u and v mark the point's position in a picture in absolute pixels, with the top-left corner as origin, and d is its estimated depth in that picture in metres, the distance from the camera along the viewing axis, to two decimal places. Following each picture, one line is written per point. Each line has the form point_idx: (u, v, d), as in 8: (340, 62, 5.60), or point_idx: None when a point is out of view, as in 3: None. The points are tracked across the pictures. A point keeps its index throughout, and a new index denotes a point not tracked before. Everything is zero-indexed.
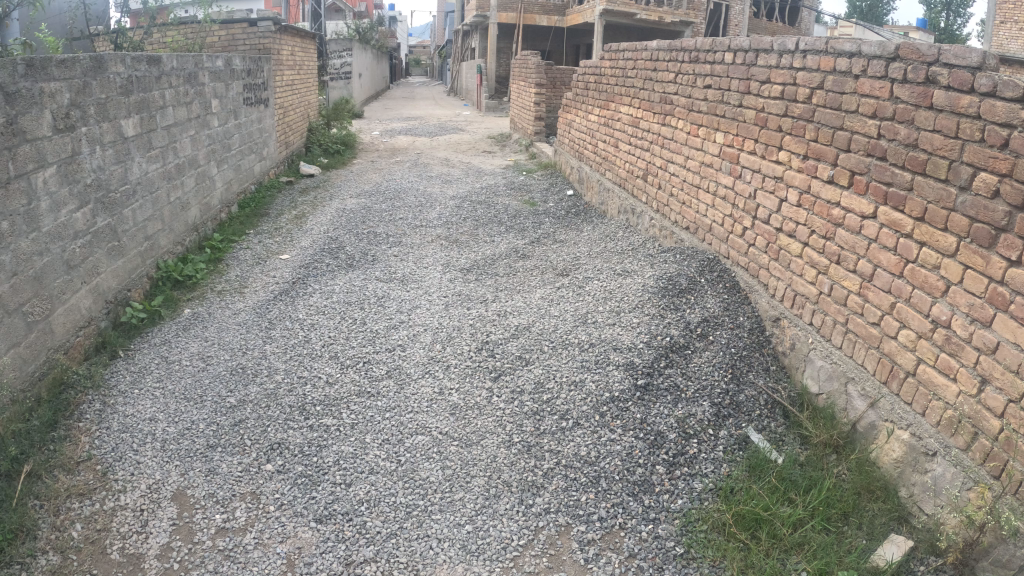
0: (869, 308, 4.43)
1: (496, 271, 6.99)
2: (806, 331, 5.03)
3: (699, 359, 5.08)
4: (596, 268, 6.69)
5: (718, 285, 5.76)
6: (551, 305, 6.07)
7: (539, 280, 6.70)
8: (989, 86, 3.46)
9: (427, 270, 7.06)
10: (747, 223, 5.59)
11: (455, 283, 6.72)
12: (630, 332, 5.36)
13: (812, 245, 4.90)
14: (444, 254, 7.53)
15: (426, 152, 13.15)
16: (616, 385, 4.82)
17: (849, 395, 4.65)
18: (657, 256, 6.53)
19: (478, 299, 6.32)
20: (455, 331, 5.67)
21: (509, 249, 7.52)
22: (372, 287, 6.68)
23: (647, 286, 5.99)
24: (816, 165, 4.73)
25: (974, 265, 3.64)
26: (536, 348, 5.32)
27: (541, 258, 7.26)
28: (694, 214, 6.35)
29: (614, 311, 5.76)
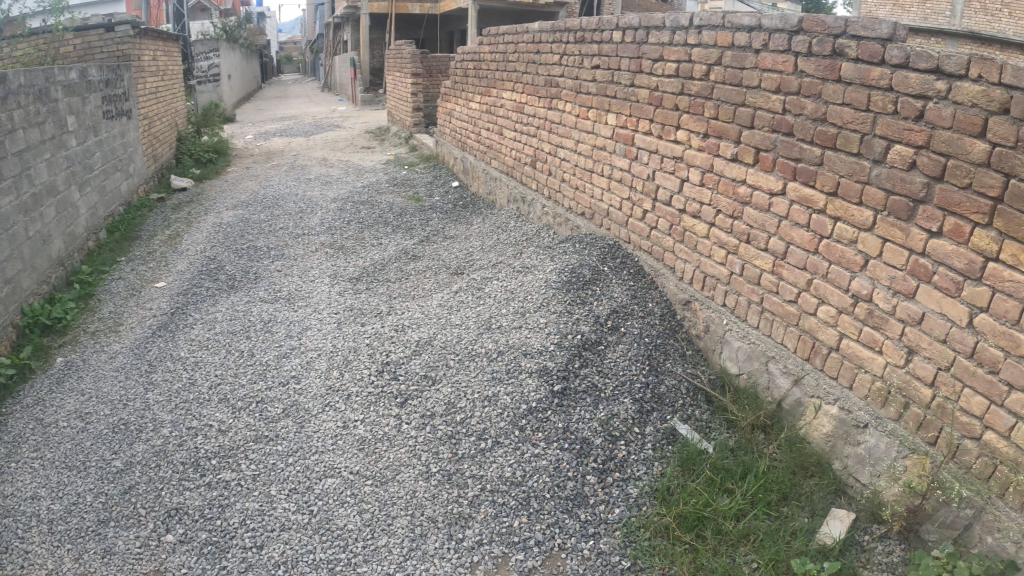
0: (784, 286, 4.43)
1: (387, 279, 6.47)
2: (720, 313, 4.97)
3: (614, 352, 4.86)
4: (494, 265, 6.26)
5: (623, 272, 5.54)
6: (449, 310, 5.63)
7: (435, 284, 6.23)
8: (901, 57, 3.52)
9: (314, 286, 6.45)
10: (647, 206, 5.44)
11: (344, 296, 6.15)
12: (536, 333, 5.00)
13: (719, 224, 4.82)
14: (331, 263, 6.92)
15: (303, 153, 12.49)
16: (531, 393, 4.46)
17: (771, 372, 4.64)
18: (554, 246, 6.19)
19: (370, 312, 5.79)
20: (352, 351, 5.14)
21: (396, 254, 6.97)
22: (256, 312, 6.02)
23: (549, 279, 5.63)
24: (717, 143, 4.66)
25: (892, 238, 3.71)
26: (440, 365, 4.88)
27: (433, 258, 6.79)
28: (590, 199, 6.09)
29: (518, 310, 5.38)
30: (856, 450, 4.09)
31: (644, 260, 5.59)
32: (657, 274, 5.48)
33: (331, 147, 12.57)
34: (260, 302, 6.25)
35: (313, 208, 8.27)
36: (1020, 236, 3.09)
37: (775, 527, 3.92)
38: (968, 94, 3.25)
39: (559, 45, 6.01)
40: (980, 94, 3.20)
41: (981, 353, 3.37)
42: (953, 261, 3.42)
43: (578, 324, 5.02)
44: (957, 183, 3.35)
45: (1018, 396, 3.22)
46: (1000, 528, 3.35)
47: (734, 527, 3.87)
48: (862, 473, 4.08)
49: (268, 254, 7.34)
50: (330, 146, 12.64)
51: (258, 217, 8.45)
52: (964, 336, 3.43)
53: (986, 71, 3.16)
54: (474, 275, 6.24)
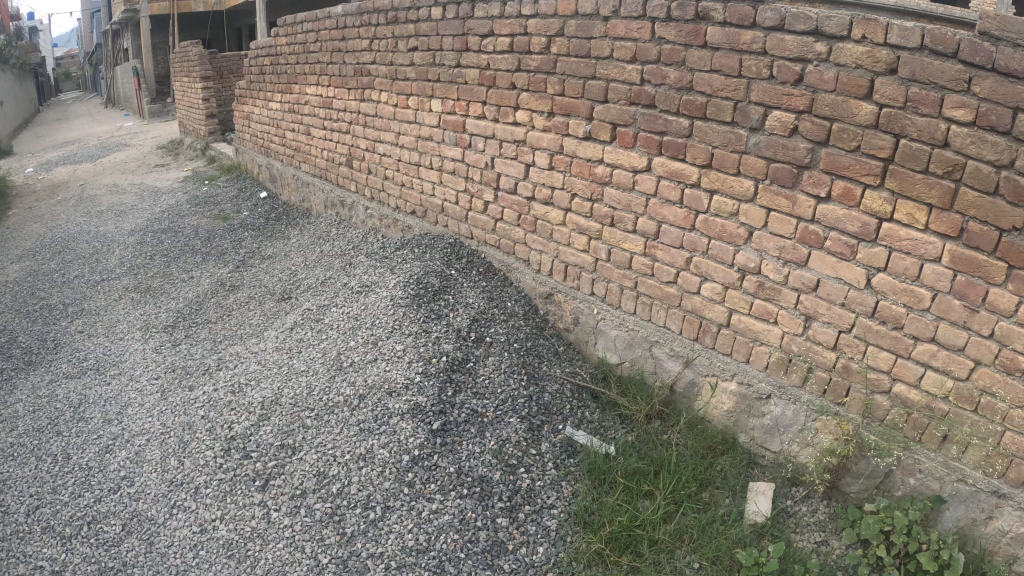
0: (660, 267, 4.11)
1: (207, 321, 5.04)
2: (588, 303, 4.44)
3: (480, 367, 4.18)
4: (333, 274, 5.22)
5: (471, 273, 4.71)
6: (275, 369, 4.25)
7: (262, 322, 4.93)
8: (776, 19, 3.41)
9: (121, 355, 4.76)
10: (489, 197, 4.71)
11: (158, 359, 4.68)
12: (397, 364, 4.06)
13: (576, 209, 4.32)
14: (144, 307, 5.22)
15: (92, 180, 10.70)
16: (409, 439, 3.69)
17: (655, 357, 4.32)
18: (387, 263, 4.93)
19: (182, 385, 4.35)
20: (187, 431, 3.90)
21: (199, 295, 5.30)
22: (66, 412, 4.30)
23: (395, 297, 4.48)
24: (565, 122, 4.25)
25: (778, 207, 3.61)
26: (292, 438, 3.73)
27: (257, 283, 5.41)
28: (420, 195, 5.14)
29: (370, 337, 4.28)
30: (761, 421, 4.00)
31: (492, 256, 4.81)
32: (508, 269, 4.74)
33: (123, 174, 10.77)
34: (41, 391, 4.50)
35: (108, 241, 6.48)
36: (915, 194, 3.12)
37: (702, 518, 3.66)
38: (851, 56, 3.21)
39: (365, 28, 5.27)
40: (865, 55, 3.16)
41: (883, 312, 3.34)
42: (846, 225, 3.39)
43: (440, 344, 4.18)
44: (843, 147, 3.31)
45: (925, 346, 3.23)
46: (920, 470, 3.32)
47: (670, 530, 3.57)
48: (771, 442, 3.98)
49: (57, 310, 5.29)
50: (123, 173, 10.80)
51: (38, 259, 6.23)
52: (864, 297, 3.39)
53: (869, 32, 3.14)
54: (299, 317, 4.77)
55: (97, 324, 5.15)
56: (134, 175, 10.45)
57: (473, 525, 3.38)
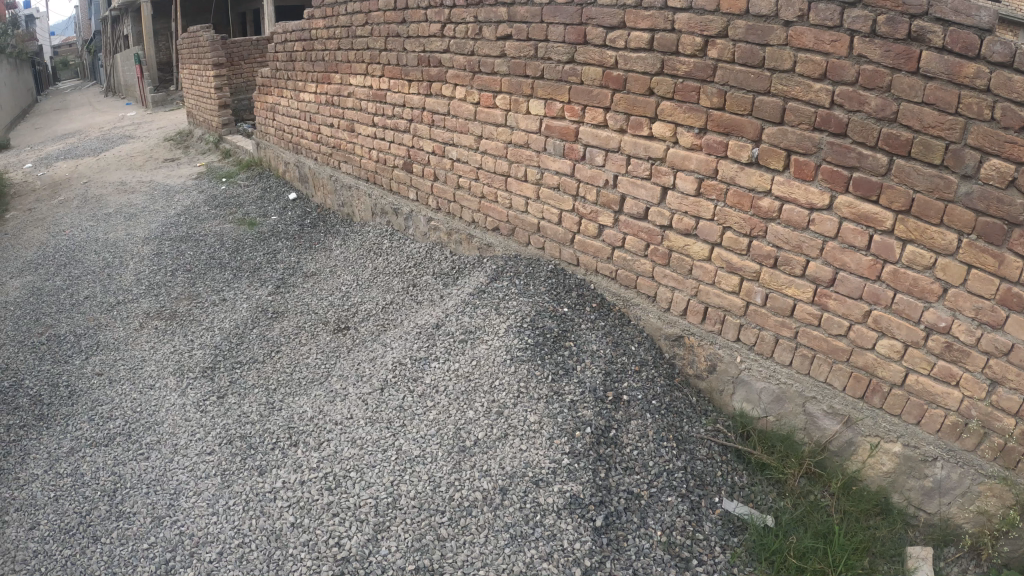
0: (829, 318, 3.41)
1: (248, 361, 4.15)
2: (731, 350, 3.81)
3: (627, 437, 3.54)
4: (394, 297, 4.49)
5: (586, 310, 4.01)
6: (382, 453, 3.37)
7: (328, 366, 4.08)
8: (1006, 53, 2.69)
9: (144, 424, 3.72)
10: (606, 221, 3.98)
11: (204, 436, 3.63)
12: (535, 442, 3.37)
13: (727, 243, 3.64)
14: (167, 346, 4.20)
15: (89, 173, 9.61)
16: (575, 546, 3.00)
17: (810, 414, 3.62)
18: (485, 300, 4.12)
19: (245, 465, 3.43)
20: (272, 542, 3.01)
21: (236, 323, 4.40)
22: (104, 501, 3.28)
23: (512, 347, 3.75)
24: (722, 141, 3.53)
25: (982, 266, 2.89)
26: (425, 555, 2.91)
27: (303, 310, 4.53)
28: (507, 211, 4.39)
29: (490, 404, 3.55)
30: (919, 482, 3.31)
31: (605, 286, 4.10)
32: (625, 304, 4.05)
33: (130, 167, 9.51)
34: (62, 480, 3.41)
35: (123, 254, 5.51)
36: None
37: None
38: None
39: (435, 10, 4.43)
40: None
41: None
42: None
43: (576, 411, 3.50)
44: None
45: None
46: None
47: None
48: (927, 503, 3.32)
49: (58, 340, 4.28)
50: (128, 166, 9.56)
51: (41, 277, 5.29)
52: None
53: None
54: (377, 368, 3.92)
55: (119, 364, 4.20)
56: (140, 170, 9.20)
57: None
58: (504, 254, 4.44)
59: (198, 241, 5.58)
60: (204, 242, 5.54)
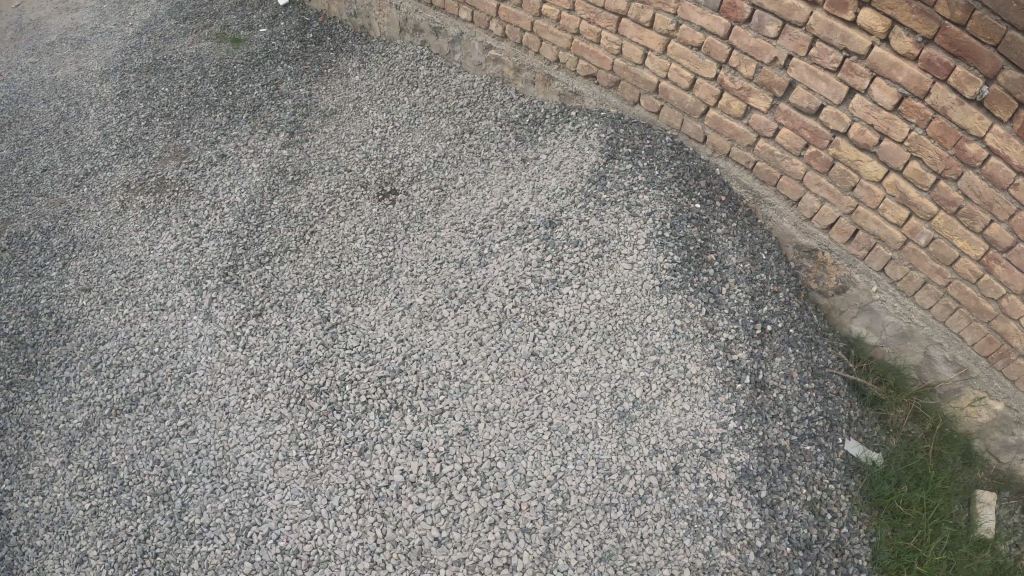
0: (988, 280, 2.74)
1: (275, 250, 3.49)
2: (870, 279, 3.11)
3: (770, 378, 3.02)
4: (448, 149, 3.77)
5: (716, 207, 3.28)
6: (528, 432, 2.81)
7: (387, 255, 3.49)
8: None
9: (171, 372, 3.06)
10: (757, 103, 3.08)
11: (269, 393, 3.00)
12: (700, 400, 2.92)
13: (909, 173, 2.77)
14: (168, 239, 3.52)
15: None
16: (748, 526, 2.77)
17: (928, 356, 3.07)
18: (611, 193, 3.23)
19: (345, 438, 2.88)
20: (417, 563, 2.60)
21: (251, 199, 3.67)
22: (164, 507, 2.72)
23: (660, 270, 3.06)
24: (947, 63, 2.48)
25: None
26: (610, 565, 2.63)
27: (331, 168, 3.78)
28: (610, 59, 3.43)
29: (644, 349, 2.96)
30: (1002, 437, 3.01)
31: (733, 174, 3.33)
32: (755, 200, 3.32)
33: None
34: (94, 479, 2.79)
35: (68, 88, 4.52)
36: None
37: (953, 550, 2.85)
38: None
39: None
40: None
41: None
42: None
43: (730, 354, 3.00)
44: None
45: None
46: None
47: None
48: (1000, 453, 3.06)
49: (34, 243, 3.62)
50: None
51: None
52: None
53: None
54: (499, 281, 3.15)
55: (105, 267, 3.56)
56: None
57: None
58: (604, 126, 3.49)
59: (169, 69, 4.52)
60: (180, 68, 4.52)
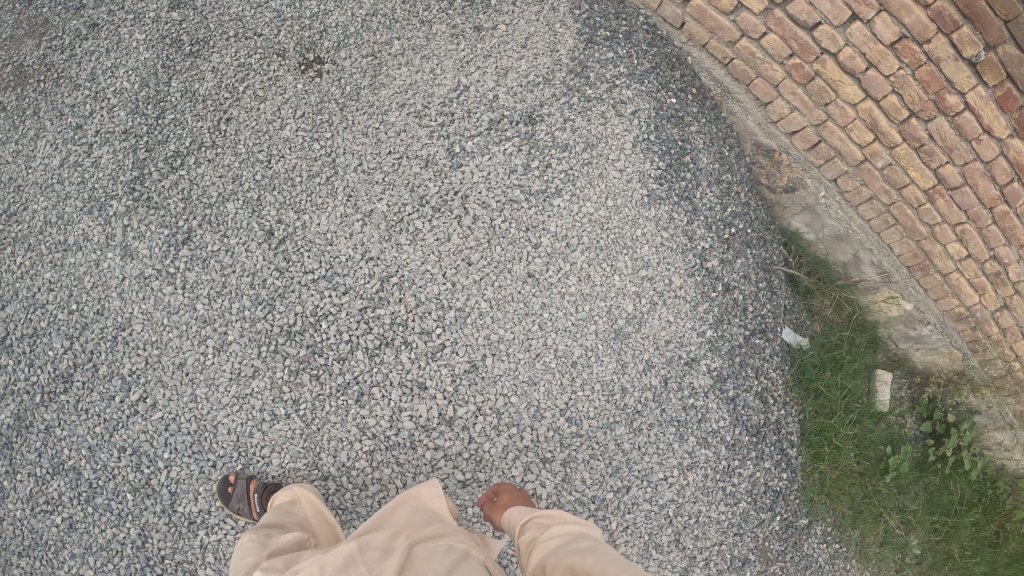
0: (925, 208, 3.05)
1: (184, 147, 3.10)
2: (820, 185, 3.29)
3: (733, 279, 3.13)
4: (377, 7, 3.28)
5: (689, 102, 3.21)
6: (536, 362, 2.77)
7: (327, 145, 3.09)
8: None
9: (103, 334, 2.85)
10: (750, 5, 2.93)
11: (234, 343, 2.76)
12: (681, 310, 2.98)
13: (885, 105, 2.89)
14: (48, 151, 3.14)
15: None
16: (720, 424, 3.04)
17: (855, 257, 3.39)
18: (597, 90, 3.03)
19: (337, 385, 2.70)
20: (443, 506, 2.67)
21: (142, 83, 3.22)
22: (152, 504, 2.69)
23: (647, 177, 2.98)
24: (956, 21, 2.55)
25: None
26: (618, 478, 2.86)
27: (236, 33, 3.28)
28: None
29: (635, 263, 2.92)
30: (905, 329, 3.43)
31: (706, 67, 3.26)
32: (723, 94, 3.30)
33: None
34: (56, 486, 2.74)
35: None
36: None
37: (860, 424, 3.32)
38: None
39: None
40: None
41: None
42: None
43: (706, 262, 3.06)
44: None
45: None
46: (999, 411, 3.32)
47: (858, 464, 3.28)
48: (901, 341, 3.48)
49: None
50: None
51: None
52: None
53: None
54: (483, 193, 2.87)
55: None
56: None
57: (762, 490, 3.12)
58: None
59: None
60: None
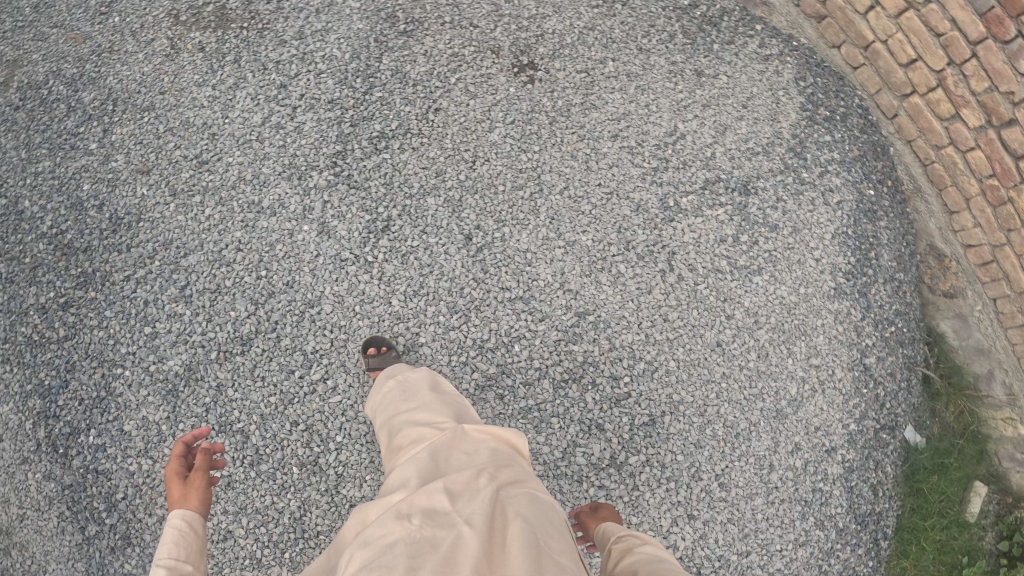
0: None
1: (389, 131, 3.11)
2: (980, 301, 3.36)
3: (882, 374, 3.20)
4: (595, 25, 3.42)
5: (884, 195, 3.31)
6: (707, 427, 2.88)
7: (534, 159, 3.09)
8: None
9: (289, 306, 2.90)
10: (966, 117, 3.01)
11: (425, 346, 2.82)
12: (834, 398, 3.09)
13: None
14: (247, 103, 3.20)
15: None
16: (836, 508, 3.06)
17: (993, 376, 3.44)
18: (812, 176, 3.16)
19: (519, 409, 2.78)
20: None
21: (353, 54, 3.27)
22: (317, 481, 2.81)
23: (838, 272, 3.10)
24: None
25: None
26: (746, 544, 2.89)
27: (453, 21, 3.37)
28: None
29: (808, 351, 3.02)
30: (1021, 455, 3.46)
31: (904, 160, 3.34)
32: (914, 190, 3.38)
33: None
34: (220, 443, 2.81)
35: None
36: None
37: (947, 531, 3.40)
38: None
39: None
40: None
41: None
42: None
43: (865, 358, 3.15)
44: None
45: None
46: None
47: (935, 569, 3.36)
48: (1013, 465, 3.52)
49: (61, 101, 3.33)
50: None
51: None
52: None
53: None
54: (692, 256, 2.95)
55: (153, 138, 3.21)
56: None
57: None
58: (800, 69, 3.37)
59: None
60: None
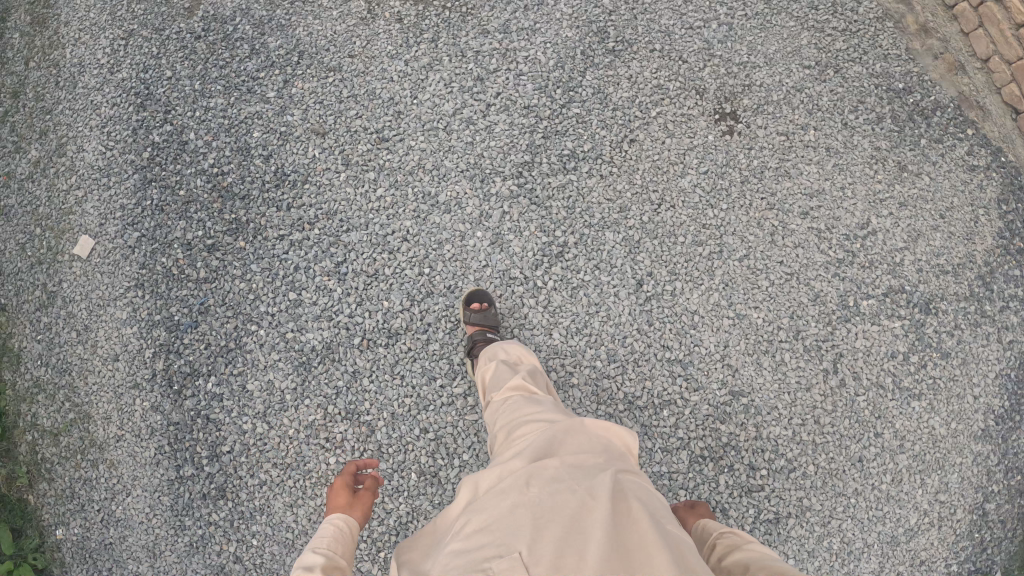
0: None
1: (581, 152, 3.15)
2: None
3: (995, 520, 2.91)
4: (803, 86, 3.36)
5: None
6: (823, 538, 2.83)
7: (719, 216, 3.12)
8: None
9: (446, 313, 2.90)
10: None
11: (575, 388, 2.88)
12: (948, 538, 2.87)
13: None
14: (440, 87, 3.22)
15: None
16: None
17: None
18: (994, 313, 3.04)
19: (650, 473, 2.83)
20: None
21: (558, 62, 3.29)
22: (433, 492, 2.80)
23: (993, 415, 2.96)
24: None
25: None
26: None
27: (664, 51, 3.36)
28: None
29: (939, 487, 2.89)
30: None
31: None
32: None
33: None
34: (344, 429, 2.86)
35: None
36: None
37: None
38: None
39: None
40: None
41: None
42: None
43: (987, 504, 2.91)
44: None
45: None
46: None
47: None
48: None
49: (244, 41, 3.36)
50: None
51: None
52: None
53: None
54: (857, 365, 2.94)
55: (338, 97, 3.23)
56: None
57: None
58: (1005, 192, 3.21)
59: None
60: None
